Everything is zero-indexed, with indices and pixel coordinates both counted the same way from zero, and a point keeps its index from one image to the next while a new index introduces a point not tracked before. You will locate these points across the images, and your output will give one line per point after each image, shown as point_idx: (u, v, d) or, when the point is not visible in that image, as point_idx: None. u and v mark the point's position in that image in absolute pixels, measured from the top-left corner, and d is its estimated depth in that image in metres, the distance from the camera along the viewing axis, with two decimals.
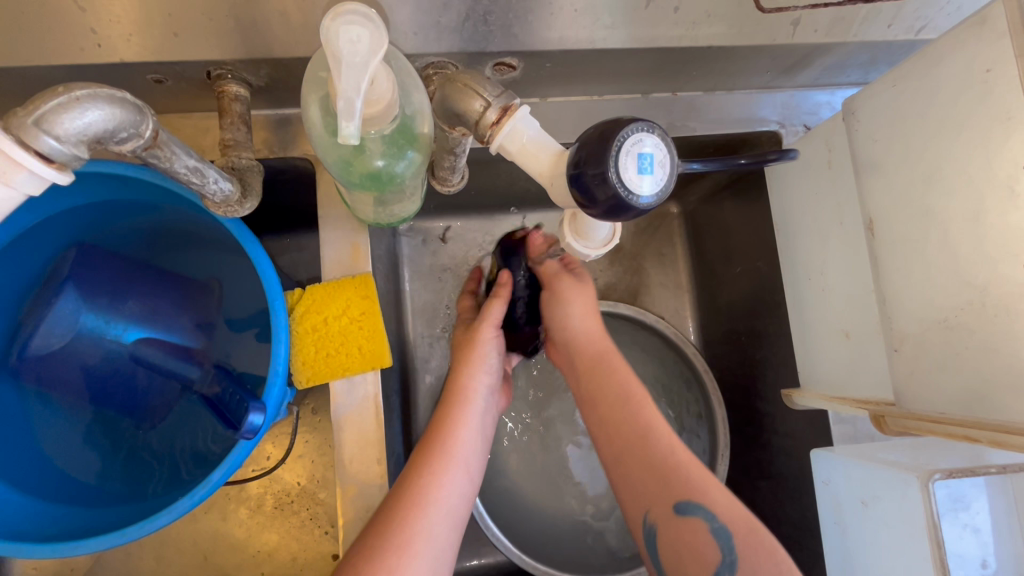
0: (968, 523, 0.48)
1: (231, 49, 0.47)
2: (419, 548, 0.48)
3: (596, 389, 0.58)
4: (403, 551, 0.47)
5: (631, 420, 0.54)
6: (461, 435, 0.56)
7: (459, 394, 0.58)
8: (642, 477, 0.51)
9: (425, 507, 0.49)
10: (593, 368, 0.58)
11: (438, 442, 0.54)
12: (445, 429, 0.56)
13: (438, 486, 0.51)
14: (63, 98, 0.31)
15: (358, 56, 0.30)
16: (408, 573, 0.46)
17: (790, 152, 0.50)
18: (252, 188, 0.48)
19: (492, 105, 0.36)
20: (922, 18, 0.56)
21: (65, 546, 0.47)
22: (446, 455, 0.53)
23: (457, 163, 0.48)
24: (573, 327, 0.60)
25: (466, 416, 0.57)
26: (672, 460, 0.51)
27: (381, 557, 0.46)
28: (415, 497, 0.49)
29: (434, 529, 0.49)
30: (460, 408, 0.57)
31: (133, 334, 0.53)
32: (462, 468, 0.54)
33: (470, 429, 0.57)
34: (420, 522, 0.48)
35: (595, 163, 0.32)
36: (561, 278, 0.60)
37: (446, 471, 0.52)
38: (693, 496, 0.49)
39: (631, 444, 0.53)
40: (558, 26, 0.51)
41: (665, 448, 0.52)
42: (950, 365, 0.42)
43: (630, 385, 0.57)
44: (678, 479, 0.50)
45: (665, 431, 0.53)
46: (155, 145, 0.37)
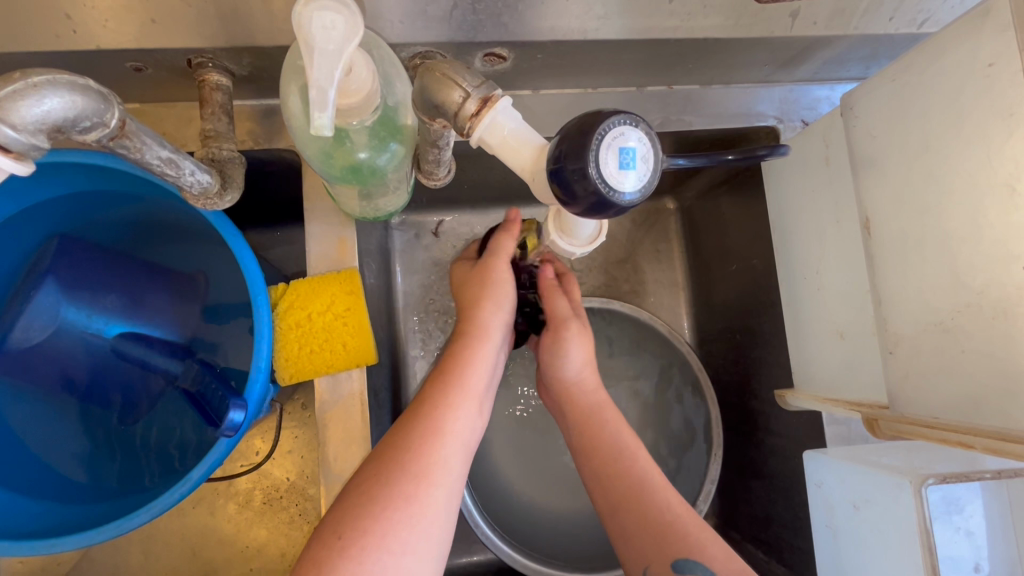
0: (962, 526, 0.48)
1: (211, 36, 0.46)
2: (437, 479, 0.43)
3: (588, 440, 0.57)
4: (420, 480, 0.42)
5: (627, 472, 0.54)
6: (477, 367, 0.49)
7: (472, 324, 0.52)
8: (639, 529, 0.51)
9: (441, 437, 0.44)
10: (586, 419, 0.58)
11: (452, 373, 0.48)
12: (459, 361, 0.49)
13: (453, 418, 0.46)
14: (19, 84, 0.30)
15: (332, 43, 0.29)
16: (426, 504, 0.42)
17: (780, 147, 0.45)
18: (233, 180, 0.46)
19: (472, 96, 0.34)
20: (925, 11, 0.55)
21: (43, 543, 0.46)
22: (460, 387, 0.48)
23: (442, 157, 0.46)
24: (567, 376, 0.59)
25: (481, 350, 0.51)
26: (669, 515, 0.51)
27: (397, 483, 0.41)
28: (432, 426, 0.45)
29: (452, 460, 0.45)
30: (475, 341, 0.51)
31: (113, 328, 0.55)
32: (475, 403, 0.48)
33: (485, 362, 0.50)
34: (438, 450, 0.44)
35: (574, 157, 0.30)
36: (568, 326, 0.58)
37: (461, 403, 0.47)
38: (692, 553, 0.48)
39: (627, 497, 0.52)
40: (550, 15, 0.50)
41: (661, 501, 0.52)
42: (946, 368, 0.41)
43: (624, 436, 0.56)
44: (676, 534, 0.50)
45: (659, 485, 0.53)
46: (122, 134, 0.36)
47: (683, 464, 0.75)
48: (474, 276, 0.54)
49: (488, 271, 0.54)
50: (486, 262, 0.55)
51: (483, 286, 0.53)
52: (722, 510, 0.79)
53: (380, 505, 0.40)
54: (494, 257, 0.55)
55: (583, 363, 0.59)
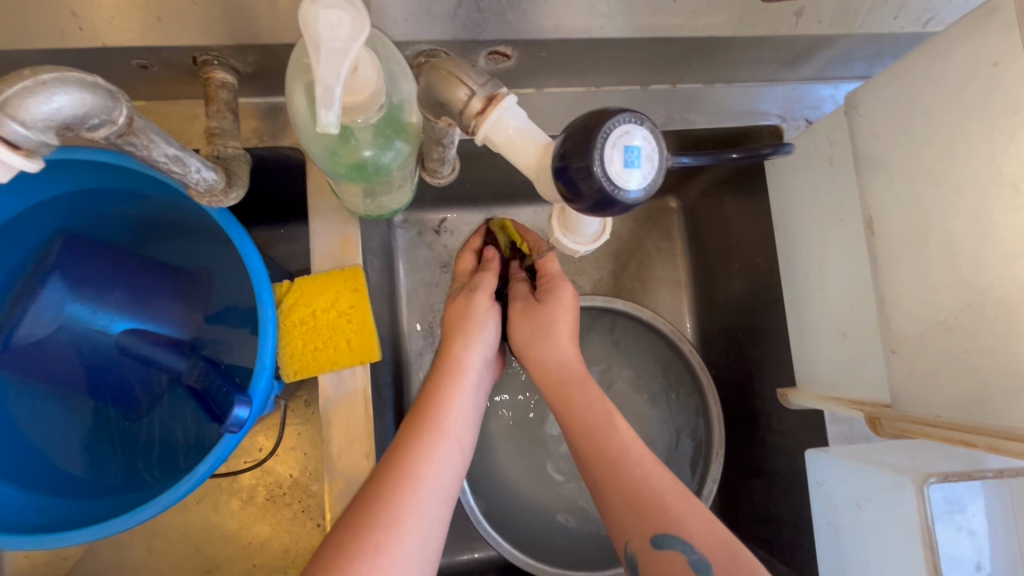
0: (964, 526, 0.48)
1: (217, 34, 0.46)
2: (410, 523, 0.45)
3: (564, 417, 0.56)
4: (392, 527, 0.44)
5: (601, 448, 0.53)
6: (454, 408, 0.53)
7: (450, 364, 0.56)
8: (618, 504, 0.51)
9: (415, 482, 0.47)
10: (559, 393, 0.57)
11: (431, 415, 0.52)
12: (437, 401, 0.53)
13: (429, 460, 0.48)
14: (29, 81, 0.30)
15: (338, 41, 0.29)
16: (399, 551, 0.43)
17: (785, 147, 0.46)
18: (238, 177, 0.47)
19: (477, 94, 0.35)
20: (929, 9, 0.55)
21: (47, 538, 0.47)
22: (437, 428, 0.51)
23: (446, 155, 0.46)
24: (524, 354, 0.60)
25: (456, 390, 0.54)
26: (645, 490, 0.50)
27: (370, 533, 0.43)
28: (407, 470, 0.47)
29: (426, 508, 0.47)
30: (453, 379, 0.55)
31: (121, 325, 0.54)
32: (455, 442, 0.51)
33: (463, 402, 0.54)
34: (412, 495, 0.46)
35: (580, 156, 0.31)
36: (514, 306, 0.60)
37: (436, 445, 0.50)
38: (670, 528, 0.48)
39: (604, 473, 0.52)
40: (554, 14, 0.50)
41: (638, 476, 0.51)
42: (948, 368, 0.42)
43: (594, 410, 0.55)
44: (655, 509, 0.49)
45: (637, 459, 0.52)
46: (130, 132, 0.36)
47: (684, 462, 0.75)
48: (461, 313, 0.59)
49: (471, 305, 0.59)
50: (467, 297, 0.59)
51: (463, 328, 0.58)
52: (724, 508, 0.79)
53: (352, 552, 0.42)
54: (474, 293, 0.59)
55: (535, 339, 0.59)
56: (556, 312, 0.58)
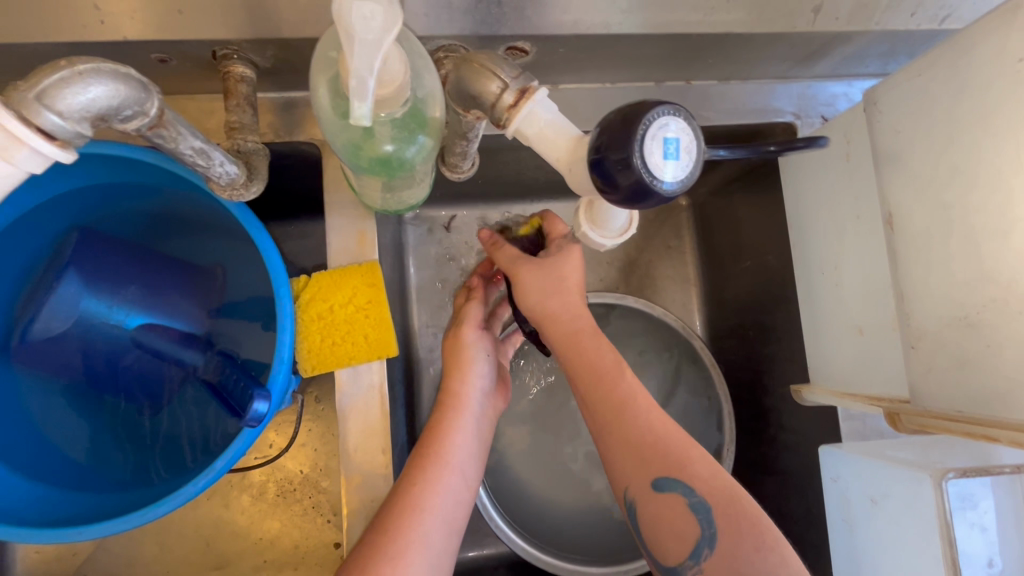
0: (976, 522, 0.47)
1: (238, 28, 0.46)
2: (414, 556, 0.47)
3: (570, 364, 0.52)
4: (398, 560, 0.46)
5: (607, 395, 0.50)
6: (455, 441, 0.54)
7: (450, 397, 0.57)
8: (622, 450, 0.49)
9: (418, 515, 0.48)
10: (567, 344, 0.52)
11: (433, 447, 0.53)
12: (438, 434, 0.54)
13: (433, 493, 0.50)
14: (66, 72, 0.30)
15: (372, 33, 0.29)
16: None
17: (820, 139, 0.43)
18: (259, 171, 0.47)
19: (509, 87, 0.35)
20: (946, 7, 0.55)
21: (67, 532, 0.47)
22: (440, 461, 0.52)
23: (468, 149, 0.47)
24: (534, 311, 0.53)
25: (458, 422, 0.56)
26: (650, 437, 0.49)
27: (375, 566, 0.45)
28: (410, 503, 0.49)
29: (430, 540, 0.48)
30: (456, 411, 0.56)
31: (134, 320, 0.54)
32: (459, 474, 0.53)
33: (466, 433, 0.56)
34: (415, 529, 0.47)
35: (617, 148, 0.31)
36: (522, 268, 0.53)
37: (439, 479, 0.51)
38: (672, 472, 0.47)
39: (609, 419, 0.50)
40: (573, 9, 0.50)
41: (644, 423, 0.49)
42: (970, 363, 0.42)
43: (602, 356, 0.52)
44: (659, 457, 0.48)
45: (643, 405, 0.50)
46: (161, 124, 0.36)
47: None
48: (451, 348, 0.60)
49: (457, 338, 0.60)
50: (454, 334, 0.60)
51: (456, 362, 0.59)
52: None
53: None
54: (461, 327, 0.60)
55: (547, 293, 0.52)
56: (567, 269, 0.53)
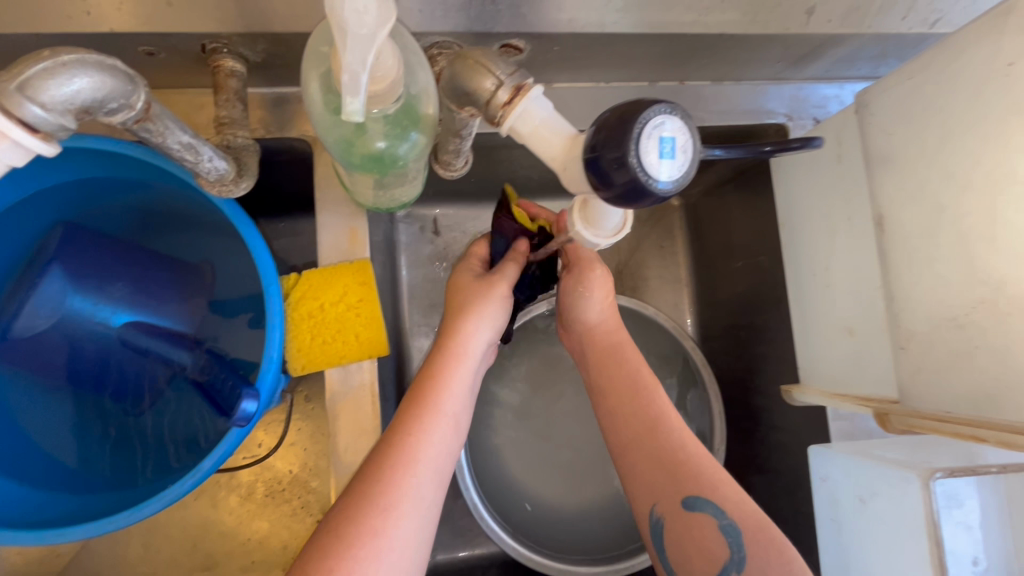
0: (961, 520, 0.47)
1: (228, 21, 0.45)
2: (405, 508, 0.44)
3: (605, 380, 0.57)
4: (389, 512, 0.44)
5: (641, 411, 0.53)
6: (452, 390, 0.50)
7: (454, 344, 0.53)
8: (652, 468, 0.51)
9: (410, 467, 0.46)
10: (605, 359, 0.58)
11: (427, 395, 0.49)
12: (434, 381, 0.50)
13: (423, 444, 0.47)
14: (48, 63, 0.29)
15: (365, 27, 0.29)
16: (393, 535, 0.43)
17: (813, 141, 0.41)
18: (248, 167, 0.46)
19: (504, 84, 0.35)
20: (937, 11, 0.55)
21: (49, 533, 0.46)
22: (434, 410, 0.49)
23: (462, 147, 0.47)
24: (591, 316, 0.59)
25: (454, 369, 0.52)
26: (682, 454, 0.50)
27: (364, 520, 0.42)
28: (403, 454, 0.46)
29: (421, 491, 0.46)
30: (454, 359, 0.52)
31: (121, 317, 0.53)
32: (450, 426, 0.50)
33: (461, 382, 0.51)
34: (409, 481, 0.45)
35: (613, 146, 0.30)
36: (595, 265, 0.58)
37: (431, 429, 0.48)
38: (703, 491, 0.48)
39: (640, 435, 0.53)
40: (568, 8, 0.50)
41: (676, 440, 0.51)
42: (959, 364, 0.42)
43: (642, 374, 0.56)
44: (689, 473, 0.49)
45: (675, 424, 0.52)
46: (147, 117, 0.35)
47: None
48: (472, 287, 0.55)
49: (487, 286, 0.54)
50: (488, 283, 0.55)
51: (472, 305, 0.54)
52: None
53: (348, 541, 0.41)
54: (496, 278, 0.55)
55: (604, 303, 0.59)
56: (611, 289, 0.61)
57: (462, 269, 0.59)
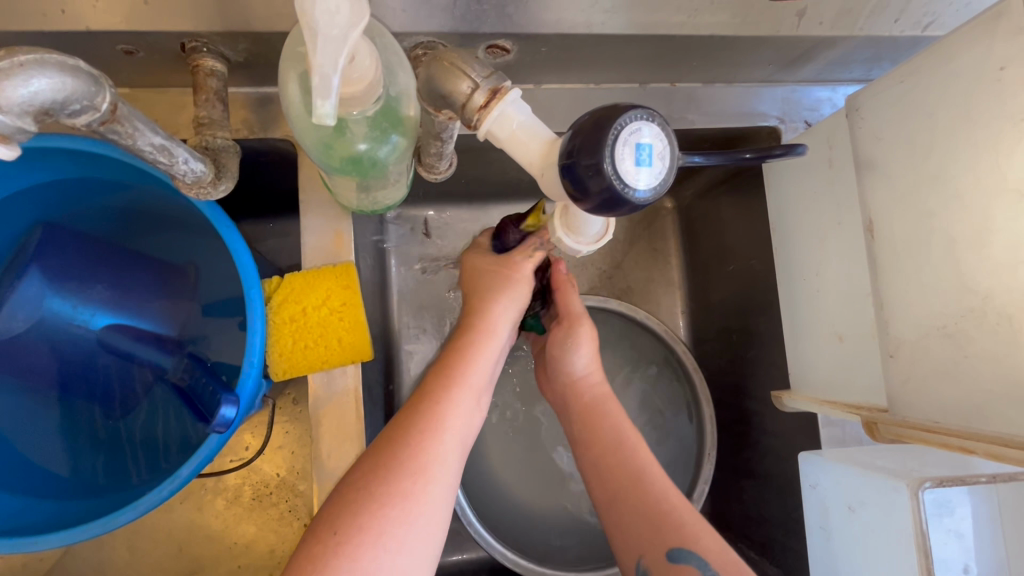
0: (951, 527, 0.47)
1: (207, 20, 0.44)
2: (435, 473, 0.41)
3: (590, 434, 0.56)
4: (419, 476, 0.41)
5: (624, 465, 0.52)
6: (478, 360, 0.48)
7: (479, 319, 0.50)
8: (636, 523, 0.49)
9: (440, 431, 0.43)
10: (588, 413, 0.57)
11: (454, 365, 0.47)
12: (461, 353, 0.48)
13: (451, 412, 0.44)
14: (5, 63, 0.29)
15: (336, 28, 0.28)
16: (424, 500, 0.40)
17: (797, 147, 0.41)
18: (227, 169, 0.45)
19: (480, 87, 0.34)
20: (930, 13, 0.54)
21: (25, 541, 0.45)
22: (461, 380, 0.46)
23: (444, 150, 0.46)
24: (577, 366, 0.59)
25: (482, 343, 0.49)
26: (665, 506, 0.49)
27: (394, 479, 0.40)
28: (431, 419, 0.43)
29: (449, 457, 0.43)
30: (481, 330, 0.50)
31: (101, 319, 0.53)
32: (476, 397, 0.47)
33: (488, 356, 0.49)
34: (438, 446, 0.42)
35: (589, 152, 0.30)
36: (584, 322, 0.59)
37: (460, 396, 0.45)
38: (687, 543, 0.46)
39: (626, 488, 0.51)
40: (555, 8, 0.49)
41: (659, 492, 0.50)
42: (949, 373, 0.41)
43: (624, 431, 0.55)
44: (673, 525, 0.48)
45: (658, 476, 0.51)
46: (113, 119, 0.35)
47: (676, 464, 0.74)
48: (496, 271, 0.53)
49: (512, 267, 0.52)
50: (511, 262, 0.52)
51: (501, 281, 0.51)
52: (714, 509, 0.79)
53: (378, 500, 0.39)
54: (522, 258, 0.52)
55: (592, 360, 0.59)
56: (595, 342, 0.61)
57: (477, 254, 0.56)
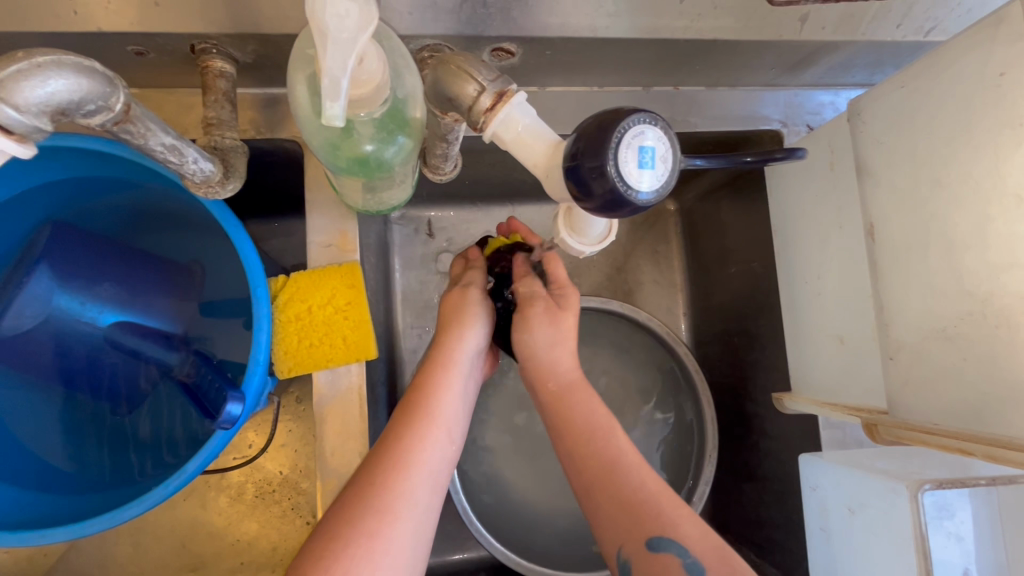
0: (952, 531, 0.47)
1: (216, 21, 0.45)
2: (400, 511, 0.45)
3: (563, 421, 0.56)
4: (384, 514, 0.44)
5: (598, 453, 0.53)
6: (443, 397, 0.53)
7: (442, 356, 0.56)
8: (613, 510, 0.50)
9: (405, 468, 0.47)
10: (556, 401, 0.57)
11: (420, 404, 0.52)
12: (426, 391, 0.53)
13: (420, 450, 0.49)
14: (23, 64, 0.29)
15: (345, 32, 0.28)
16: (389, 537, 0.44)
17: (798, 151, 0.42)
18: (235, 168, 0.46)
19: (486, 90, 0.35)
20: (932, 19, 0.55)
21: (32, 535, 0.46)
22: (429, 418, 0.51)
23: (449, 151, 0.47)
24: (539, 353, 0.58)
25: (448, 381, 0.54)
26: (641, 495, 0.49)
27: (360, 519, 0.43)
28: (397, 458, 0.47)
29: (417, 494, 0.47)
30: (443, 368, 0.55)
31: (109, 317, 0.54)
32: (445, 434, 0.51)
33: (452, 392, 0.54)
34: (403, 483, 0.46)
35: (593, 155, 0.30)
36: (533, 305, 0.58)
37: (425, 435, 0.50)
38: (666, 531, 0.47)
39: (600, 476, 0.52)
40: (560, 12, 0.49)
41: (634, 480, 0.50)
42: (947, 376, 0.42)
43: (596, 416, 0.55)
44: (650, 514, 0.48)
45: (633, 463, 0.52)
46: (127, 119, 0.35)
47: (677, 465, 0.75)
48: (455, 301, 0.58)
49: (463, 296, 0.58)
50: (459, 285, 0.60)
51: (457, 316, 0.57)
52: (714, 511, 0.80)
53: (344, 540, 0.42)
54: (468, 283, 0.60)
55: (551, 343, 0.58)
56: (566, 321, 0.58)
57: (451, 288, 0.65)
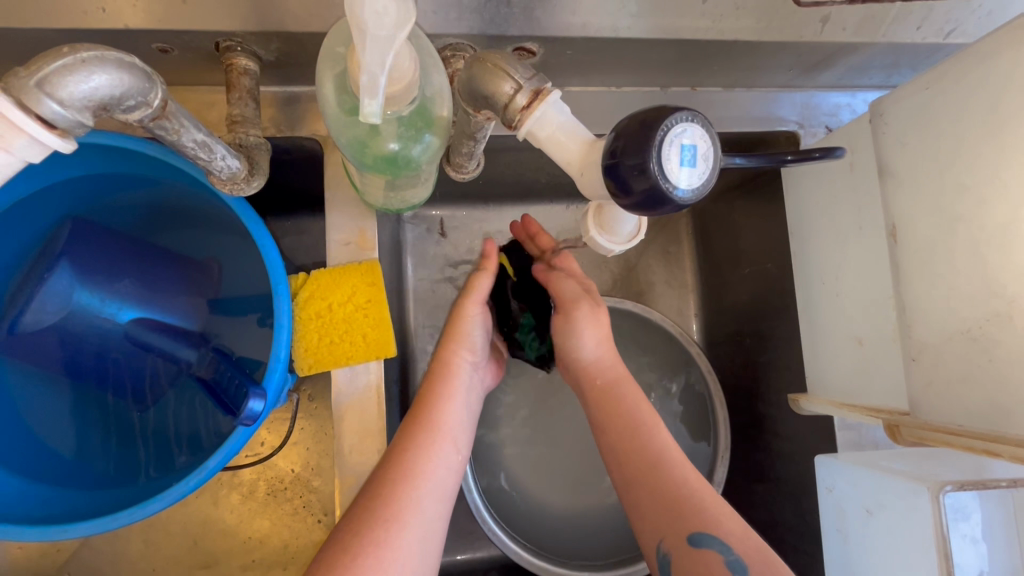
0: (967, 533, 0.46)
1: (243, 19, 0.45)
2: (408, 520, 0.45)
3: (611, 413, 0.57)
4: (391, 523, 0.44)
5: (642, 447, 0.53)
6: (446, 409, 0.54)
7: (442, 370, 0.57)
8: (654, 503, 0.50)
9: (412, 478, 0.47)
10: (603, 395, 0.58)
11: (424, 416, 0.52)
12: (429, 403, 0.53)
13: (426, 459, 0.49)
14: (69, 59, 0.30)
15: (385, 29, 0.29)
16: (397, 546, 0.44)
17: (837, 150, 0.42)
18: (260, 166, 0.46)
19: (523, 88, 0.35)
20: (952, 21, 0.55)
21: (53, 530, 0.46)
22: (433, 428, 0.52)
23: (475, 150, 0.47)
24: (584, 351, 0.60)
25: (451, 391, 0.55)
26: (685, 489, 0.50)
27: (368, 528, 0.44)
28: (403, 467, 0.47)
29: (425, 504, 0.47)
30: (444, 381, 0.56)
31: (129, 313, 0.52)
32: (451, 442, 0.52)
33: (455, 405, 0.54)
34: (409, 493, 0.46)
35: (634, 153, 0.30)
36: (578, 305, 0.60)
37: (431, 445, 0.50)
38: (707, 527, 0.47)
39: (641, 471, 0.52)
40: (582, 12, 0.50)
41: (679, 476, 0.51)
42: (970, 378, 0.42)
43: (642, 410, 0.56)
44: (693, 509, 0.49)
45: (677, 459, 0.52)
46: (163, 116, 0.36)
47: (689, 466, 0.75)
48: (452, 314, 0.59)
49: (462, 308, 0.57)
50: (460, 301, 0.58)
51: (454, 330, 0.58)
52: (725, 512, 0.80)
53: (353, 551, 0.42)
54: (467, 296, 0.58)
55: (595, 341, 0.60)
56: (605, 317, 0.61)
57: None
